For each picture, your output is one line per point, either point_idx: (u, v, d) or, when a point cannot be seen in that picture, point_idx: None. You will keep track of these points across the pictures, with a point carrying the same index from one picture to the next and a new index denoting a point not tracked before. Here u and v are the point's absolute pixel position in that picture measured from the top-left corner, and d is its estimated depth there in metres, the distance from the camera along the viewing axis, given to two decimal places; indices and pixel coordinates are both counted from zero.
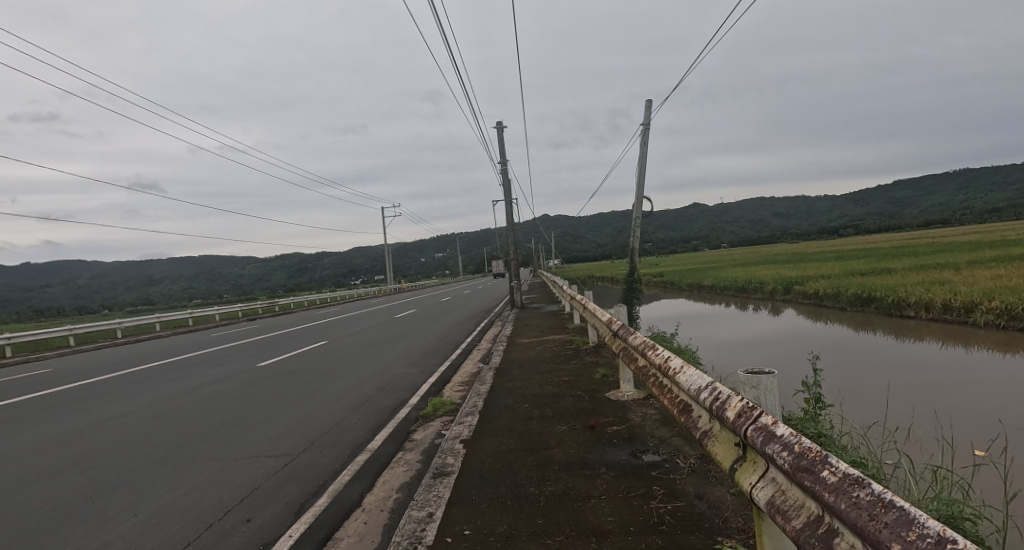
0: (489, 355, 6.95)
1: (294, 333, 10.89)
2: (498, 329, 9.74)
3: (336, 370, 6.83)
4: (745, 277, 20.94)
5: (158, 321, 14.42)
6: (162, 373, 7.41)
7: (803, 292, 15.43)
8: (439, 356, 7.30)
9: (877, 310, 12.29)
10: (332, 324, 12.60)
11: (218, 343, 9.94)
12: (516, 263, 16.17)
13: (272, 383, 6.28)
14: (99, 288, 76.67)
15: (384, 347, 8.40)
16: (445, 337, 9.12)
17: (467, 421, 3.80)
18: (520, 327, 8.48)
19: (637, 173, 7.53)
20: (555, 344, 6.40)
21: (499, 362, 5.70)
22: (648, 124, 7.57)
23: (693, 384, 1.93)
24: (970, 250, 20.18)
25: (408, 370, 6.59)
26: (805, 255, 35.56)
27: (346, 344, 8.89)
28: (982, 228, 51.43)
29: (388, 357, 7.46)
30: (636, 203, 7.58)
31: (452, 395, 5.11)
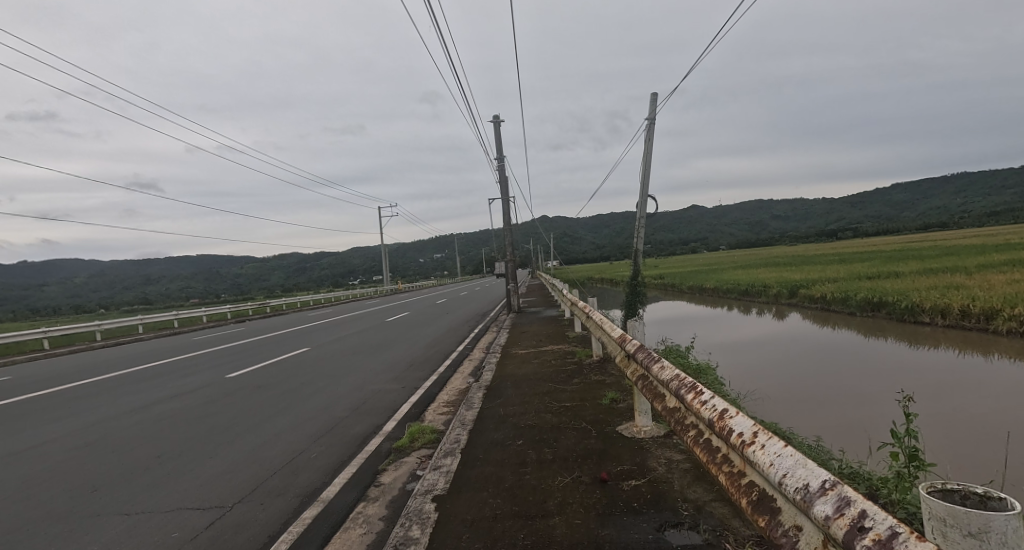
0: (480, 369, 6.50)
1: (274, 338, 10.42)
2: (492, 337, 9.29)
3: (307, 385, 6.38)
4: (749, 280, 20.55)
5: (141, 323, 13.95)
6: (126, 384, 6.97)
7: (810, 296, 15.03)
8: (424, 370, 6.84)
9: (889, 315, 11.89)
10: (318, 327, 12.13)
11: (192, 348, 9.48)
12: (514, 264, 15.75)
13: (233, 402, 5.82)
14: (94, 287, 76.03)
15: (365, 357, 7.93)
16: (435, 346, 8.64)
17: (442, 466, 3.31)
18: (516, 335, 8.02)
19: (641, 171, 7.10)
20: (553, 357, 5.96)
21: (489, 381, 5.23)
22: (654, 118, 7.13)
23: (788, 475, 1.30)
24: (978, 252, 19.80)
25: (388, 387, 6.13)
26: (808, 258, 35.21)
27: (326, 352, 8.44)
28: (984, 232, 51.20)
29: (368, 370, 7.00)
30: (640, 204, 7.14)
31: (435, 422, 4.67)
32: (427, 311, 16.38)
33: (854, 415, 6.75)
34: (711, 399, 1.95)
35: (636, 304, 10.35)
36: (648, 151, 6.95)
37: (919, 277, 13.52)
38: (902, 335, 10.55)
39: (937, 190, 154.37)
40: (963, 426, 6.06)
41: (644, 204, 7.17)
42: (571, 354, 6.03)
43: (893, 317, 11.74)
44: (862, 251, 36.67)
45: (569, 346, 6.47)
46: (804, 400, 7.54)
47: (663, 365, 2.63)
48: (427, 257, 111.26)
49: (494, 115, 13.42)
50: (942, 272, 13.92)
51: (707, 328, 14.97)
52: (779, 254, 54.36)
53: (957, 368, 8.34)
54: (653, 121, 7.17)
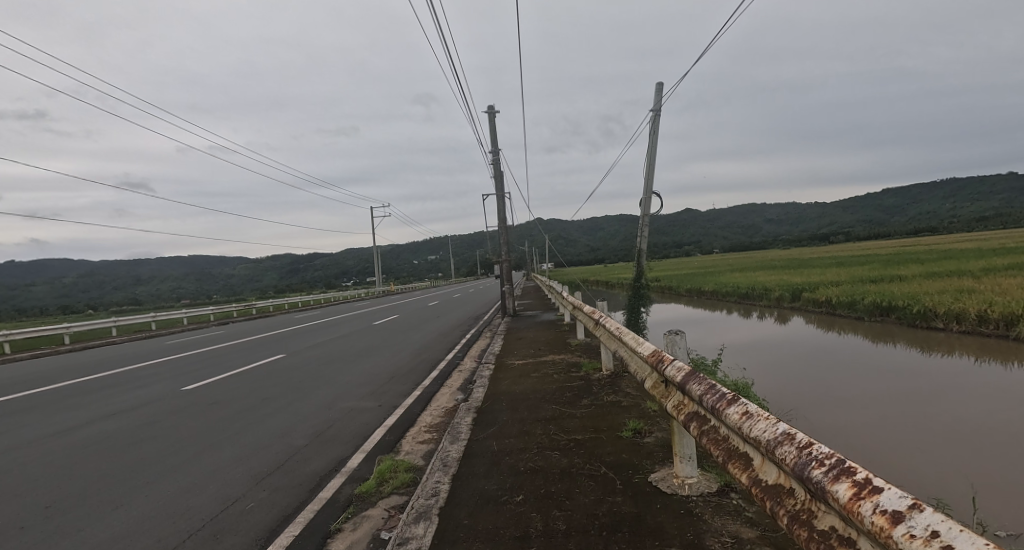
0: (471, 384, 5.99)
1: (248, 342, 9.91)
2: (486, 344, 8.80)
3: (273, 403, 5.85)
4: (749, 282, 20.23)
5: (117, 324, 13.36)
6: (77, 396, 6.44)
7: (813, 300, 14.70)
8: (406, 384, 6.32)
9: (899, 320, 11.55)
10: (300, 330, 11.66)
11: (160, 354, 8.96)
12: (508, 265, 15.35)
13: (185, 425, 5.27)
14: (81, 287, 74.71)
15: (342, 367, 7.41)
16: (422, 355, 8.13)
17: (411, 540, 2.59)
18: (511, 343, 7.53)
19: (646, 165, 6.66)
20: (555, 371, 5.45)
21: (480, 403, 4.71)
22: (659, 110, 6.70)
23: None
24: (979, 255, 19.75)
25: (362, 405, 5.61)
26: (806, 261, 34.98)
27: (302, 361, 7.93)
28: (979, 237, 51.35)
29: (347, 384, 6.46)
30: (644, 201, 6.71)
31: (414, 457, 4.13)
32: (419, 314, 15.89)
33: (878, 440, 6.46)
34: (916, 519, 1.04)
35: (639, 308, 9.92)
36: (653, 145, 6.52)
37: (925, 280, 13.24)
38: (915, 341, 10.25)
39: (928, 195, 155.72)
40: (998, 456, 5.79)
41: (648, 201, 6.74)
42: (575, 367, 5.51)
43: (902, 323, 11.41)
44: (859, 254, 36.68)
45: (570, 358, 5.96)
46: (824, 422, 7.21)
47: (756, 417, 1.76)
48: (422, 258, 110.77)
49: (488, 106, 12.94)
50: (949, 274, 13.64)
51: (707, 331, 14.61)
52: (776, 256, 54.42)
53: (974, 382, 8.12)
54: (659, 112, 6.72)
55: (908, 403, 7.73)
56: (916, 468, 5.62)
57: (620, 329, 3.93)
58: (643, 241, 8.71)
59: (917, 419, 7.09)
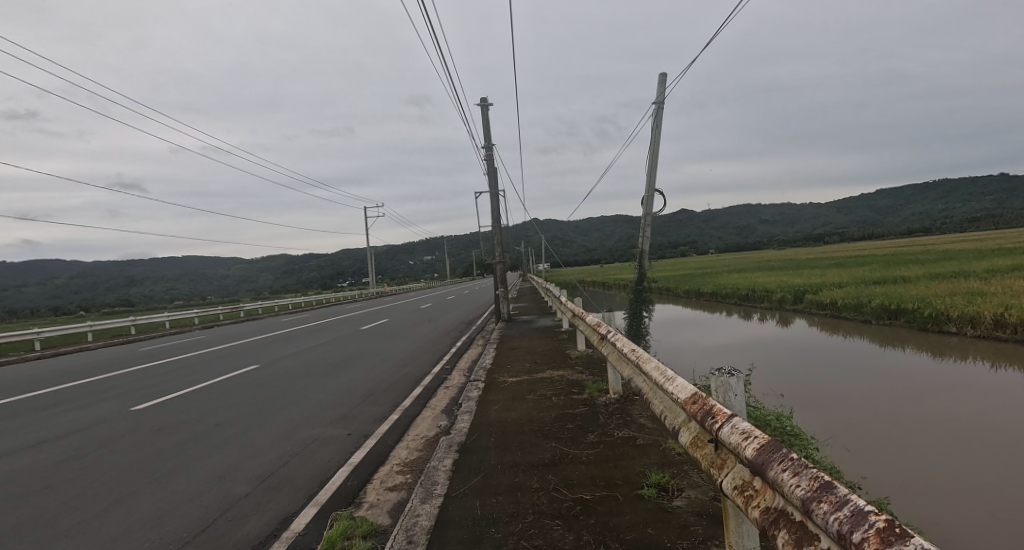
0: (456, 406, 5.42)
1: (218, 352, 9.24)
2: (477, 354, 8.32)
3: (228, 428, 5.18)
4: (748, 284, 19.98)
5: (91, 330, 12.72)
6: (12, 416, 5.77)
7: (816, 303, 14.36)
8: (382, 407, 5.70)
9: (908, 324, 11.20)
10: (279, 336, 11.07)
11: (120, 366, 8.28)
12: (503, 268, 14.89)
13: (117, 454, 4.54)
14: (70, 288, 73.63)
15: (313, 384, 6.77)
16: (405, 369, 7.54)
17: None
18: (503, 355, 7.04)
19: (650, 162, 6.24)
20: (553, 393, 4.93)
21: (464, 434, 4.10)
22: (662, 102, 6.31)
23: None
24: (978, 257, 19.67)
25: (329, 433, 4.94)
26: (804, 262, 34.82)
27: (271, 376, 7.27)
28: (975, 240, 51.42)
29: (321, 403, 5.90)
30: (645, 201, 6.30)
31: (377, 512, 3.20)
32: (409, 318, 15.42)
33: (862, 439, 6.47)
34: None
35: (641, 313, 9.50)
36: (656, 139, 6.12)
37: (932, 282, 12.94)
38: (924, 346, 9.94)
39: (922, 196, 156.63)
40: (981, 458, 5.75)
41: (650, 201, 6.32)
42: (576, 389, 4.97)
43: (911, 327, 11.08)
44: (855, 254, 36.74)
45: (569, 377, 5.43)
46: (812, 420, 7.19)
47: None
48: (417, 259, 110.29)
49: (480, 99, 12.52)
50: (953, 276, 13.41)
51: (707, 333, 14.25)
52: (771, 258, 54.35)
53: (961, 384, 8.15)
54: (662, 105, 6.30)
55: (900, 404, 7.63)
56: (907, 471, 5.56)
57: (646, 358, 3.03)
58: (646, 242, 8.30)
59: (908, 421, 7.00)
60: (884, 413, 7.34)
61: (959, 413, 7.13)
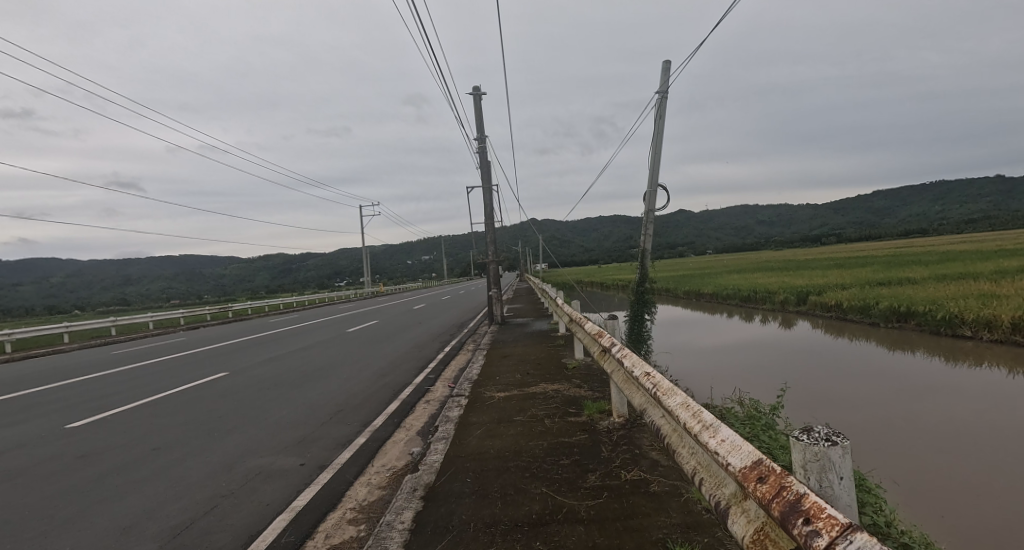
0: (433, 429, 4.80)
1: (181, 359, 8.58)
2: (465, 362, 7.91)
3: (163, 458, 4.49)
4: (749, 284, 19.71)
5: (67, 331, 12.25)
6: None
7: (821, 304, 14.03)
8: (347, 430, 5.04)
9: (919, 327, 10.86)
10: (254, 341, 10.47)
11: (72, 377, 7.61)
12: (498, 268, 14.45)
13: (20, 493, 3.83)
14: (63, 287, 72.94)
15: (275, 402, 6.13)
16: (382, 382, 6.95)
17: None
18: (493, 365, 6.62)
19: (652, 155, 5.87)
20: (544, 414, 4.48)
21: (432, 477, 3.39)
22: (665, 91, 5.95)
23: None
24: (981, 257, 19.56)
25: (278, 464, 4.27)
26: (805, 262, 34.57)
27: (237, 389, 6.76)
28: (974, 241, 51.43)
29: (286, 421, 5.39)
30: (647, 197, 5.92)
31: None
32: (399, 319, 15.02)
33: (873, 437, 6.30)
34: None
35: (642, 315, 9.15)
36: (657, 130, 5.75)
37: (940, 284, 12.63)
38: (937, 351, 9.59)
39: (919, 198, 156.89)
40: (992, 457, 5.56)
41: (651, 197, 5.94)
42: (573, 410, 4.52)
43: (922, 330, 10.73)
44: (856, 256, 36.53)
45: (563, 394, 5.00)
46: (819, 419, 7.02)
47: None
48: (415, 258, 109.89)
49: (474, 89, 12.14)
50: (961, 276, 13.15)
51: (708, 333, 13.98)
52: (771, 259, 54.08)
53: (970, 384, 8.00)
54: (665, 94, 5.91)
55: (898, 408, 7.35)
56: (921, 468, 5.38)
57: (671, 388, 2.49)
58: (649, 241, 7.95)
59: (912, 422, 6.78)
60: (896, 413, 7.15)
61: (972, 412, 6.97)
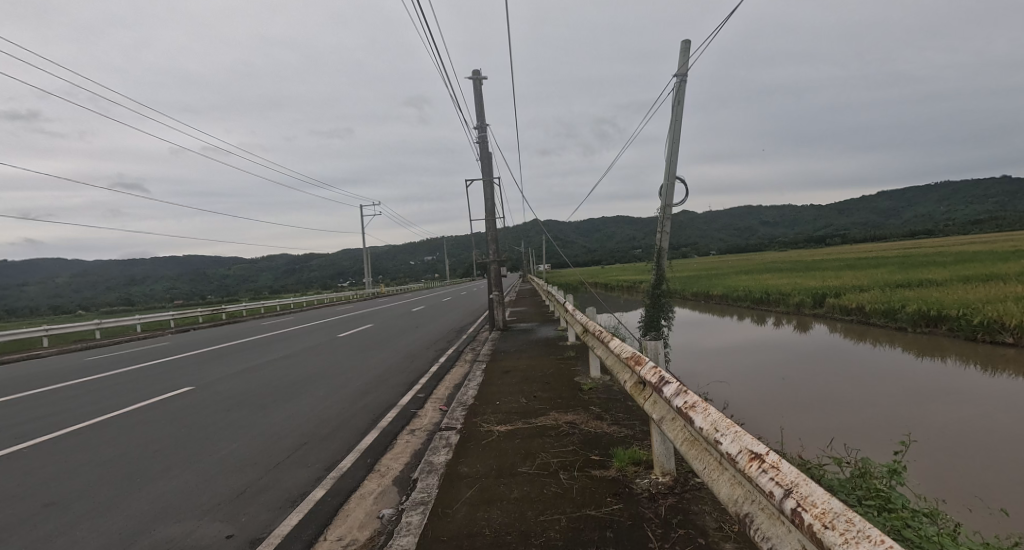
0: (410, 481, 3.90)
1: (145, 375, 7.86)
2: (460, 377, 7.29)
3: (63, 520, 3.61)
4: (760, 286, 19.20)
5: (40, 335, 11.62)
6: None
7: (839, 308, 13.44)
8: (300, 480, 4.19)
9: (952, 332, 10.27)
10: (232, 350, 9.78)
11: (15, 396, 6.88)
12: (499, 268, 13.89)
13: None
14: (65, 287, 72.71)
15: (226, 436, 5.29)
16: (359, 405, 6.23)
17: None
18: (490, 386, 5.99)
19: (669, 144, 5.34)
20: (552, 459, 3.69)
21: None
22: (684, 74, 5.42)
23: None
24: (1000, 258, 19.06)
25: (199, 534, 3.35)
26: (814, 263, 34.02)
27: (188, 416, 5.94)
28: (982, 241, 50.81)
29: (232, 464, 4.56)
30: (664, 191, 5.38)
31: None
32: (393, 323, 14.46)
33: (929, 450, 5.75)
34: None
35: (658, 319, 8.62)
36: (676, 116, 5.21)
37: (967, 286, 12.03)
38: (972, 358, 9.01)
39: (926, 198, 155.71)
40: None
41: (669, 191, 5.40)
42: (595, 457, 3.63)
43: (955, 336, 10.15)
44: (866, 257, 35.94)
45: (581, 431, 4.21)
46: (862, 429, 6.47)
47: None
48: (417, 259, 109.60)
49: (474, 75, 11.61)
50: (986, 278, 12.64)
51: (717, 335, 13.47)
52: (778, 259, 53.46)
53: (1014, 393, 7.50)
54: (684, 77, 5.37)
55: (934, 420, 6.78)
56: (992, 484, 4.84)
57: (845, 519, 1.28)
58: (665, 238, 7.40)
59: (965, 433, 6.24)
60: (943, 423, 6.60)
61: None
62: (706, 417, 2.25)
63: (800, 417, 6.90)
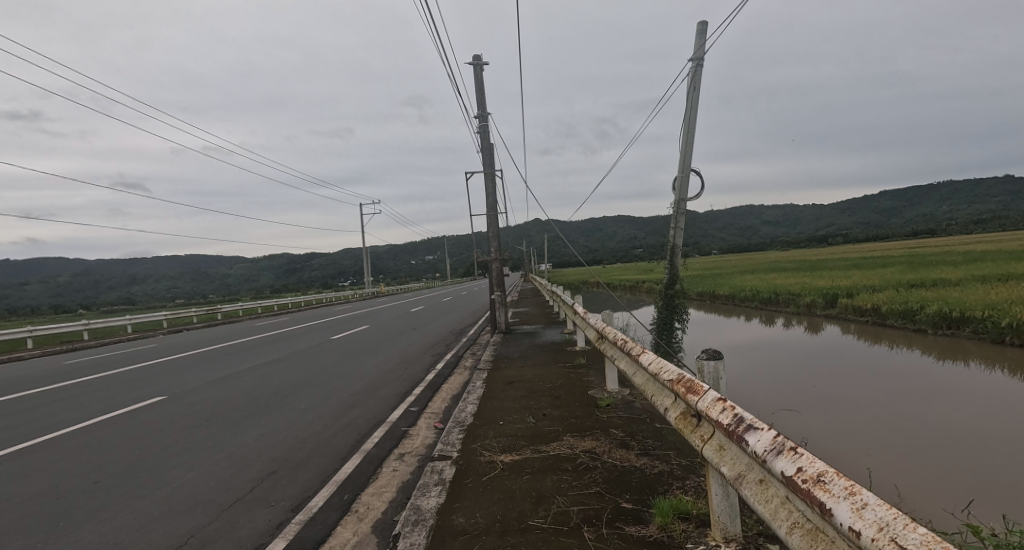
0: (390, 530, 3.12)
1: (110, 389, 7.16)
2: (459, 389, 6.80)
3: None
4: (768, 285, 18.84)
5: (24, 337, 11.20)
6: None
7: (854, 308, 13.06)
8: (256, 526, 3.42)
9: (975, 334, 9.88)
10: (215, 356, 9.29)
11: None
12: (501, 267, 13.51)
13: None
14: (65, 286, 72.46)
15: (182, 466, 4.56)
16: (343, 424, 5.62)
17: None
18: (490, 400, 5.46)
19: (684, 134, 4.99)
20: (568, 506, 2.93)
21: None
22: (700, 58, 5.06)
23: None
24: (1014, 257, 18.68)
25: None
26: (821, 262, 33.65)
27: (146, 439, 5.26)
28: (988, 239, 50.33)
29: (181, 501, 3.86)
30: (678, 185, 5.04)
31: None
32: (392, 324, 14.07)
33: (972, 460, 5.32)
34: None
35: (670, 320, 8.29)
36: (692, 103, 4.86)
37: (987, 287, 11.62)
38: (1001, 363, 8.55)
39: (929, 197, 155.02)
40: None
41: (683, 185, 5.06)
42: (627, 506, 2.86)
43: (980, 339, 9.71)
44: (872, 255, 35.53)
45: (604, 465, 3.49)
46: (896, 438, 6.03)
47: None
48: (418, 259, 109.38)
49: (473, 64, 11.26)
50: (1006, 278, 12.26)
51: (725, 334, 13.11)
52: (783, 258, 52.97)
53: None
54: (701, 62, 5.00)
55: (963, 428, 6.30)
56: None
57: None
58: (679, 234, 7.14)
59: (1007, 440, 5.83)
60: (979, 430, 6.19)
61: None
62: (861, 513, 1.24)
63: (815, 423, 6.54)
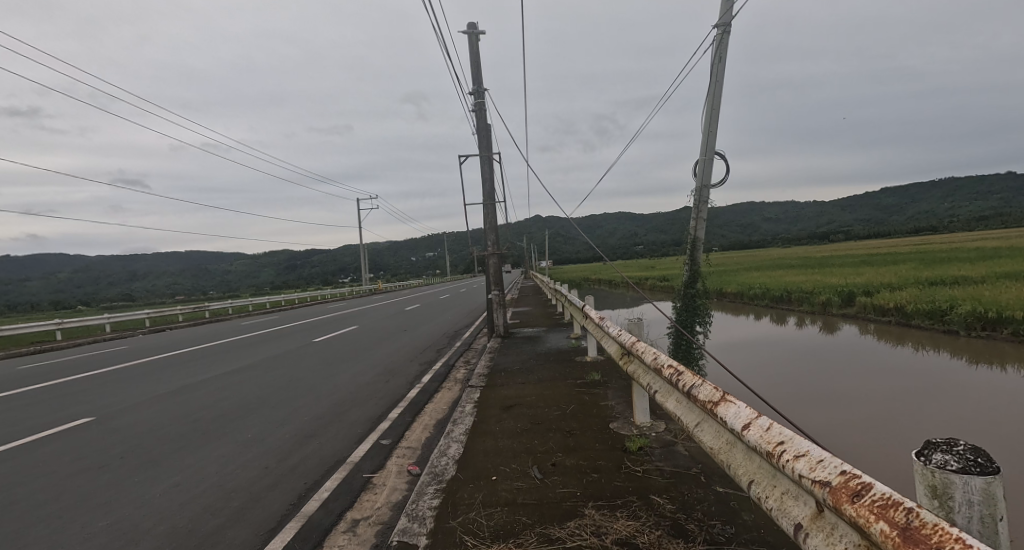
0: None
1: (36, 413, 6.33)
2: (446, 416, 6.01)
3: None
4: (778, 283, 18.24)
5: None
6: None
7: (874, 308, 12.46)
8: None
9: (1015, 336, 9.23)
10: (176, 366, 8.53)
11: None
12: (499, 264, 12.86)
13: None
14: (62, 283, 71.81)
15: (65, 536, 3.61)
16: (288, 469, 4.74)
17: None
18: (475, 441, 4.65)
19: (709, 111, 4.40)
20: None
21: None
22: (725, 24, 4.44)
23: None
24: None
25: None
26: (829, 259, 32.92)
27: (37, 493, 4.29)
28: (996, 236, 49.61)
29: None
30: (702, 169, 4.43)
31: None
32: (383, 326, 13.41)
33: None
34: None
35: (689, 321, 7.71)
36: (718, 73, 4.26)
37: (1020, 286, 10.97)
38: None
39: (932, 194, 154.14)
40: None
41: (707, 169, 4.47)
42: None
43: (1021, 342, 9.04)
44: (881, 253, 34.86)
45: None
46: None
47: None
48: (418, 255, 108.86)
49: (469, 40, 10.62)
50: None
51: (736, 332, 12.48)
52: (787, 255, 52.31)
53: None
54: (727, 29, 4.38)
55: (1013, 433, 5.62)
56: None
57: None
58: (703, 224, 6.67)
59: None
60: None
61: None
62: None
63: (842, 432, 5.90)
